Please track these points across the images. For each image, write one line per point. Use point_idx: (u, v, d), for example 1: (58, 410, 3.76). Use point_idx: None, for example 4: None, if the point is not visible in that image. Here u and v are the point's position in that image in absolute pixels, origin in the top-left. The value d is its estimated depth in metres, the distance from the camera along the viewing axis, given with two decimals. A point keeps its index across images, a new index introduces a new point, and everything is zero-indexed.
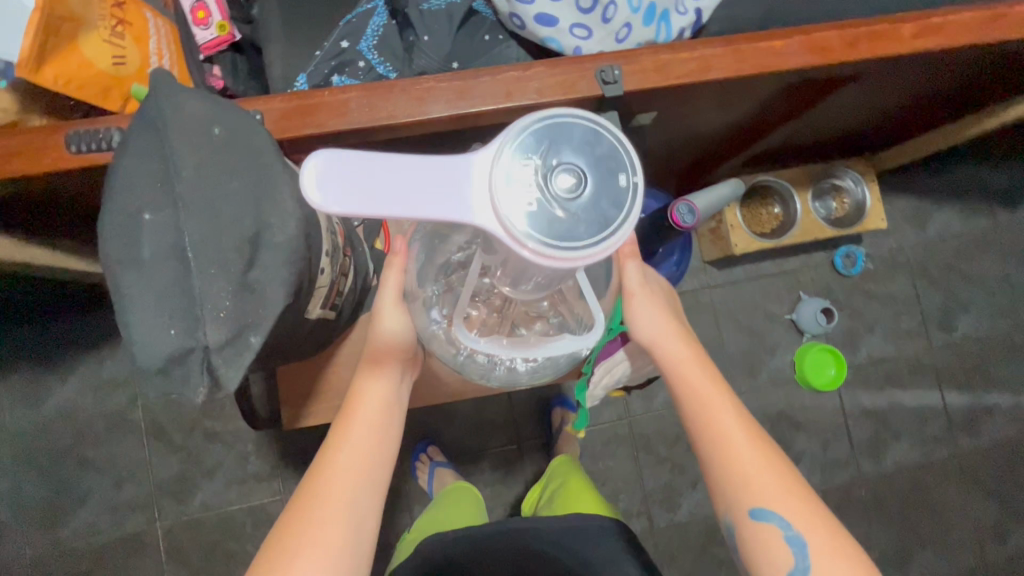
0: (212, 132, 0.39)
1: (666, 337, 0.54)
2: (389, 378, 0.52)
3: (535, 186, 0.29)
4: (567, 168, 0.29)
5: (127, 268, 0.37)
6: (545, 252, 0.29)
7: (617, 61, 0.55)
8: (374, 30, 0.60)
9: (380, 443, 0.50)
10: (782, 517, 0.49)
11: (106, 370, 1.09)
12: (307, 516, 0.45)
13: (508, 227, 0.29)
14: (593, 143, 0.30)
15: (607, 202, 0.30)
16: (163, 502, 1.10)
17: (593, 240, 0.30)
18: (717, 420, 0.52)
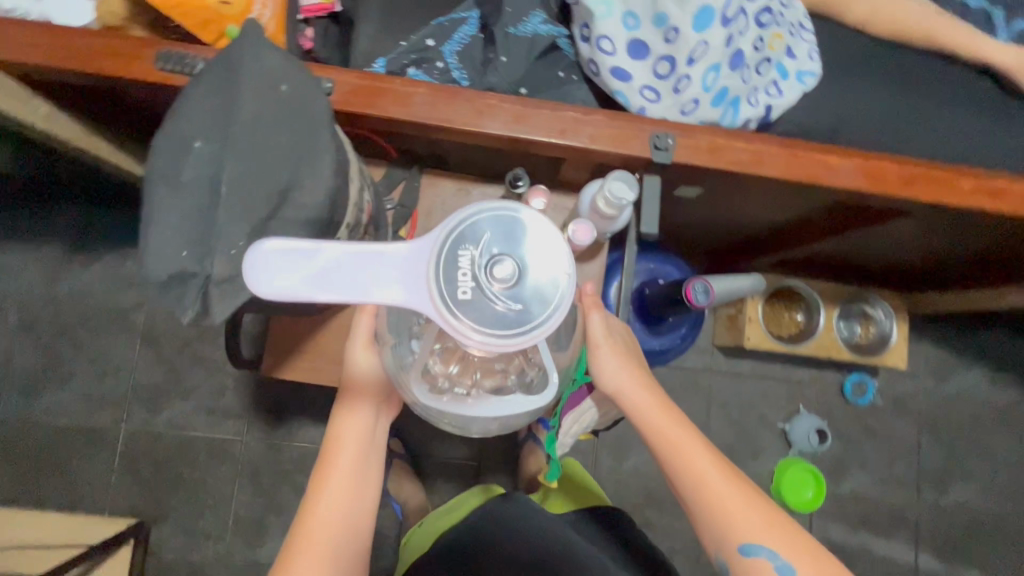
0: (279, 88, 0.42)
1: (627, 386, 0.57)
2: (366, 411, 0.57)
3: (468, 277, 0.36)
4: (498, 262, 0.36)
5: (164, 184, 0.40)
6: (487, 341, 0.36)
7: (673, 130, 0.57)
8: (461, 37, 0.63)
9: (358, 479, 0.56)
10: (769, 548, 0.49)
11: (125, 268, 1.14)
12: (296, 556, 0.52)
13: (450, 318, 0.36)
14: (521, 235, 0.37)
15: (537, 290, 0.36)
16: (133, 407, 1.13)
17: (527, 323, 0.36)
18: (693, 459, 0.52)
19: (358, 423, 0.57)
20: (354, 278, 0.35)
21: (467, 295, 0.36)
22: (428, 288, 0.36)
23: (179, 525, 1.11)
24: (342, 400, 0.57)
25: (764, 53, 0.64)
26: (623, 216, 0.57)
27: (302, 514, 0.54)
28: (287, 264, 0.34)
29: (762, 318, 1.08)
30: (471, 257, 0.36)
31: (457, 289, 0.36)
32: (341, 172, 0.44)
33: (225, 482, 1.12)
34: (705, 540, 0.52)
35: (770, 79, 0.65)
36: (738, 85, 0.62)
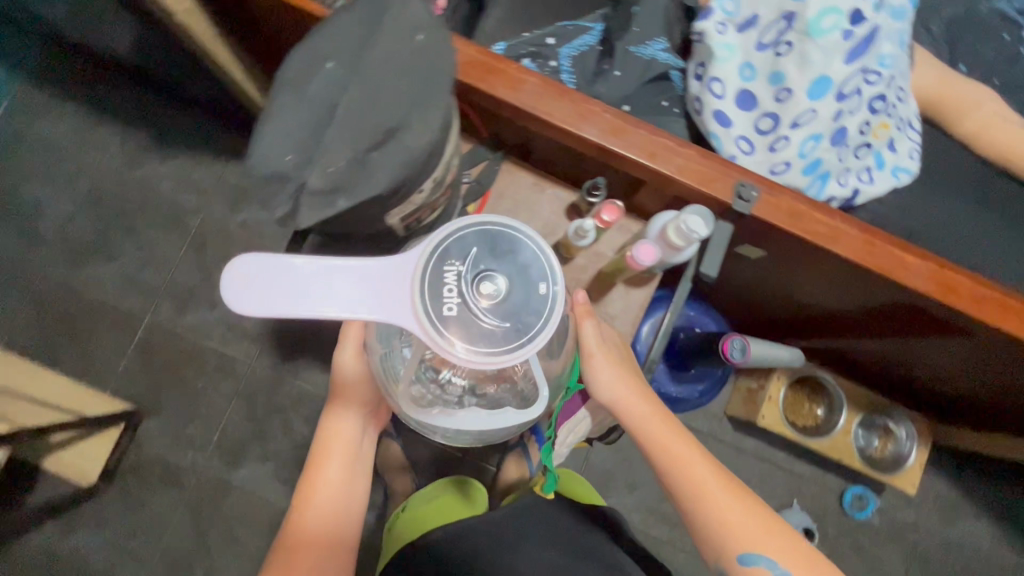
0: (415, 35, 0.44)
1: (623, 396, 0.60)
2: (354, 420, 0.68)
3: (453, 292, 0.42)
4: (483, 282, 0.42)
5: (289, 92, 0.42)
6: (476, 350, 0.41)
7: (758, 183, 0.57)
8: (581, 45, 0.65)
9: (348, 473, 0.66)
10: (763, 554, 0.53)
11: (197, 172, 1.20)
12: (295, 540, 0.61)
13: (437, 330, 0.41)
14: (505, 255, 0.43)
15: (523, 308, 0.42)
16: (163, 302, 1.17)
17: (512, 334, 0.42)
18: (692, 471, 0.58)
19: (345, 431, 0.67)
20: (342, 294, 0.40)
21: (455, 313, 0.41)
22: (416, 308, 0.41)
23: (169, 425, 1.14)
24: (330, 410, 0.67)
25: (867, 138, 0.64)
26: (689, 251, 0.57)
27: (298, 515, 0.63)
28: (279, 284, 0.40)
29: (783, 402, 1.06)
30: (458, 276, 0.42)
31: (445, 307, 0.41)
32: (446, 129, 0.46)
33: (223, 398, 1.15)
34: (703, 548, 0.57)
35: (864, 165, 0.65)
36: (832, 161, 0.63)
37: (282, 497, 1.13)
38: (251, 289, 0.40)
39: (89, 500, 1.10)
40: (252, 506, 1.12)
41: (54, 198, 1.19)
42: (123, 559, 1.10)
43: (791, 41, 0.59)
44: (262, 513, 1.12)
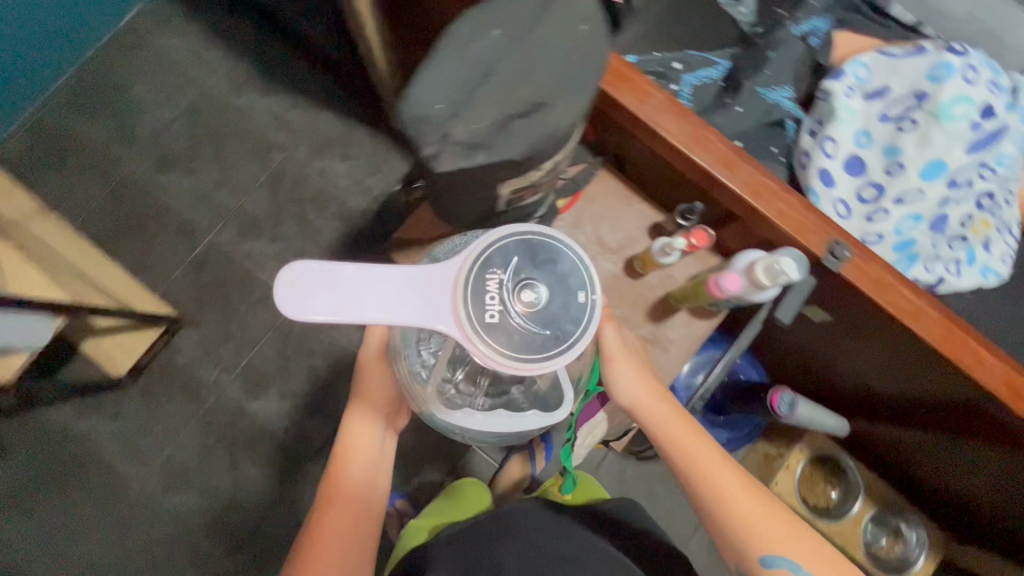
0: (580, 26, 0.46)
1: (648, 402, 0.60)
2: (377, 424, 0.65)
3: (494, 299, 0.42)
4: (523, 291, 0.43)
5: (453, 47, 0.45)
6: (512, 359, 0.42)
7: (850, 243, 0.58)
8: (704, 76, 0.68)
9: (370, 478, 0.65)
10: (786, 556, 0.55)
11: (292, 113, 1.25)
12: (319, 548, 0.59)
13: (473, 338, 0.41)
14: (545, 264, 0.43)
15: (562, 315, 0.43)
16: (228, 224, 1.22)
17: (551, 345, 0.42)
18: (713, 477, 0.58)
19: (365, 433, 0.65)
20: (383, 298, 0.42)
21: (498, 320, 0.42)
22: (459, 315, 0.42)
23: (203, 341, 1.18)
24: (352, 410, 0.65)
25: (964, 232, 0.65)
26: (768, 292, 0.57)
27: (315, 522, 0.61)
28: (324, 289, 0.42)
29: (798, 476, 1.05)
30: (500, 283, 0.42)
31: (487, 314, 0.42)
32: (582, 116, 0.48)
33: (258, 328, 1.18)
34: (723, 550, 0.58)
35: (956, 257, 0.65)
36: (924, 244, 0.65)
37: (289, 437, 1.15)
38: (303, 294, 0.42)
39: (113, 390, 1.15)
40: (259, 438, 1.15)
41: (157, 103, 1.25)
42: (129, 455, 1.13)
43: (917, 120, 0.62)
44: (267, 447, 1.15)
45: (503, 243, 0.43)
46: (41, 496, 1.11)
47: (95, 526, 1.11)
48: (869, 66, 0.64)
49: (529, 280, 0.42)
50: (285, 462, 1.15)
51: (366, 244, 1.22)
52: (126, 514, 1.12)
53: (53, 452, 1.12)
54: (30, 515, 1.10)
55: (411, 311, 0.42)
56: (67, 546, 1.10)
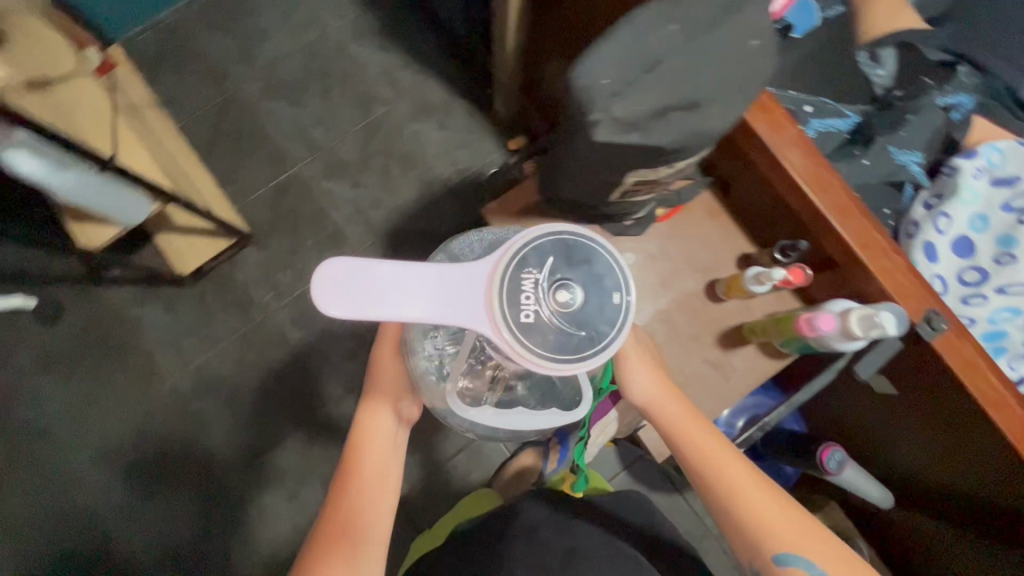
0: (751, 39, 0.48)
1: (660, 401, 0.60)
2: (391, 415, 0.61)
3: (527, 298, 0.41)
4: (558, 291, 0.42)
5: (629, 29, 0.46)
6: (546, 361, 0.41)
7: (943, 311, 0.58)
8: (831, 125, 0.69)
9: (385, 474, 0.60)
10: (801, 553, 0.55)
11: (402, 72, 1.30)
12: (330, 548, 0.56)
13: (505, 341, 0.41)
14: (581, 263, 0.42)
15: (598, 317, 0.42)
16: (316, 160, 1.26)
17: (586, 347, 0.41)
18: (726, 477, 0.57)
19: (380, 429, 0.61)
20: (414, 294, 0.41)
21: (532, 320, 0.41)
22: (491, 313, 0.41)
23: (264, 262, 1.22)
24: (366, 404, 0.61)
25: None
26: (857, 342, 0.57)
27: (323, 529, 0.57)
28: (353, 288, 0.41)
29: None
30: (535, 282, 0.42)
31: (521, 313, 0.41)
32: (729, 125, 0.49)
33: (319, 264, 1.22)
34: (735, 548, 0.58)
35: None
36: (1016, 341, 0.63)
37: (320, 373, 1.18)
38: (337, 290, 0.41)
39: (171, 285, 1.19)
40: (293, 366, 1.18)
41: (281, 31, 1.31)
42: (170, 349, 1.18)
43: None
44: (297, 377, 1.18)
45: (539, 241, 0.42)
46: (82, 365, 1.16)
47: (123, 408, 1.15)
48: (1004, 153, 0.65)
49: (565, 279, 0.41)
50: (310, 395, 1.18)
51: (439, 212, 1.25)
52: (153, 403, 1.16)
53: (103, 328, 1.17)
54: (66, 379, 1.15)
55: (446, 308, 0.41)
56: (92, 417, 1.15)
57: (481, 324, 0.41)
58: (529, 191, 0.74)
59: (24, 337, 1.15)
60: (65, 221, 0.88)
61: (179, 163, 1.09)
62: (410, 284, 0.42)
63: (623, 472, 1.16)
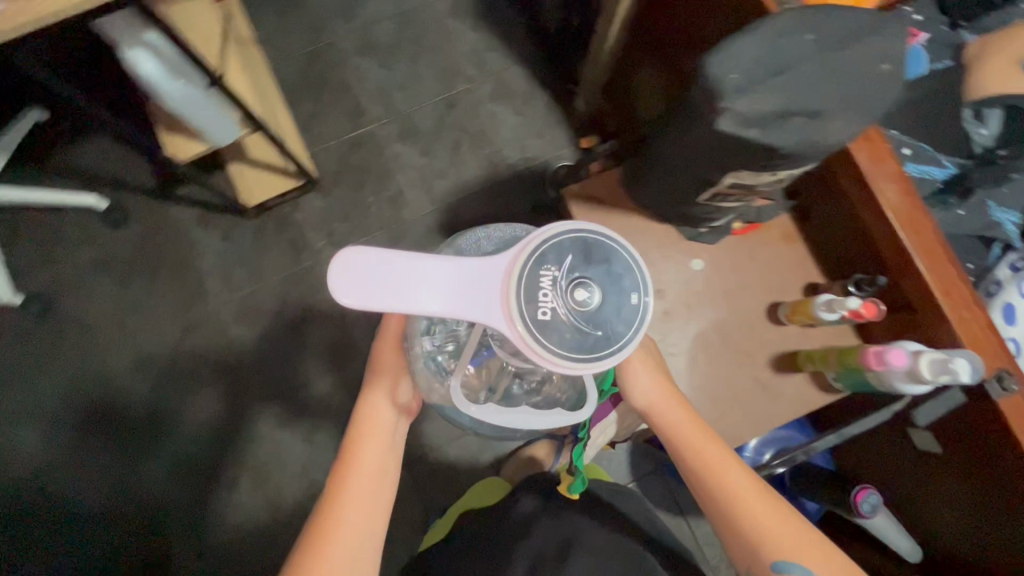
0: (886, 63, 0.48)
1: (659, 404, 0.61)
2: (391, 406, 0.62)
3: (546, 295, 0.42)
4: (576, 290, 0.43)
5: (767, 32, 0.47)
6: (562, 359, 0.42)
7: (1012, 371, 0.57)
8: (927, 171, 0.71)
9: (384, 468, 0.61)
10: (802, 562, 0.54)
11: (491, 54, 1.32)
12: (328, 541, 0.56)
13: (521, 337, 0.42)
14: (600, 263, 0.44)
15: (614, 317, 0.43)
16: (392, 122, 1.29)
17: (601, 347, 0.42)
18: (725, 480, 0.57)
19: (381, 420, 0.61)
20: (429, 287, 0.42)
21: (548, 318, 0.42)
22: (507, 309, 0.42)
23: (324, 210, 1.25)
24: (368, 396, 0.62)
25: None
26: (920, 387, 0.57)
27: (320, 517, 0.57)
28: (367, 278, 0.42)
29: None
30: (552, 280, 0.43)
31: (538, 311, 0.42)
32: (845, 143, 0.49)
33: (375, 223, 1.25)
34: (734, 553, 0.57)
35: None
36: None
37: (356, 327, 1.21)
38: (348, 281, 0.42)
39: (233, 215, 1.23)
40: (331, 315, 1.21)
41: None
42: (219, 275, 1.21)
43: None
44: (334, 326, 1.20)
45: (558, 239, 0.43)
46: (136, 274, 1.20)
47: (167, 322, 1.19)
48: None
49: (584, 278, 0.42)
50: (341, 346, 1.20)
51: (499, 195, 1.27)
52: (194, 324, 1.20)
53: (162, 243, 1.21)
54: (119, 284, 1.20)
55: (463, 303, 0.43)
56: (135, 325, 1.19)
57: (496, 320, 0.43)
58: (613, 178, 0.75)
59: (88, 236, 1.20)
60: (158, 129, 0.91)
61: (268, 98, 1.12)
62: (427, 276, 0.43)
63: (632, 484, 1.16)
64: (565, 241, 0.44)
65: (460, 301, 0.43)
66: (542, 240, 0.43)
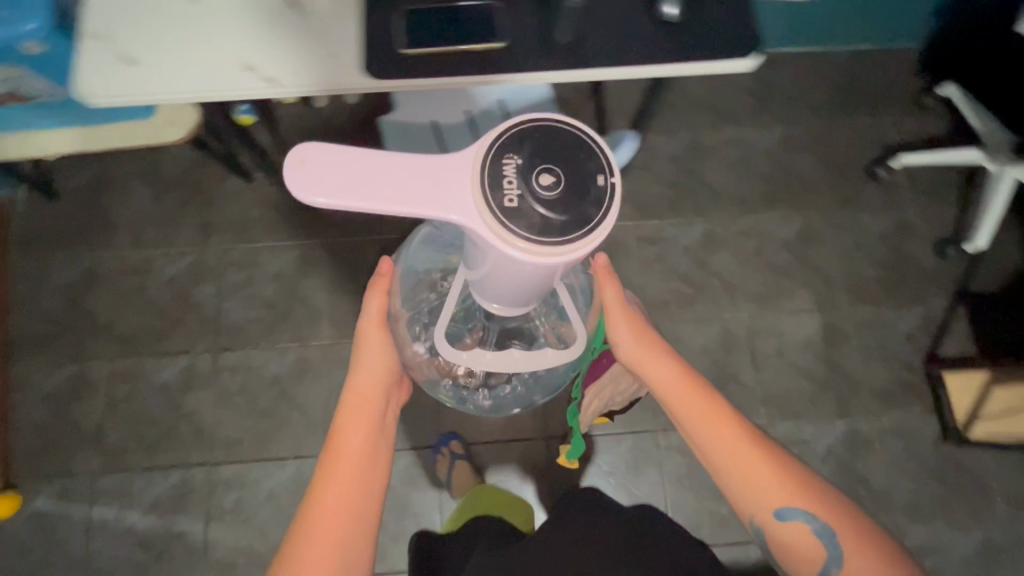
0: None
1: (642, 360, 0.65)
2: (384, 384, 0.64)
3: (508, 182, 0.37)
4: (541, 176, 0.37)
5: None
6: (534, 250, 0.37)
7: None
8: None
9: (372, 449, 0.61)
10: (799, 505, 0.58)
11: None
12: (307, 548, 0.56)
13: (491, 228, 0.37)
14: (559, 149, 0.38)
15: (577, 200, 0.37)
16: (1009, 533, 1.18)
17: (565, 237, 0.37)
18: (719, 438, 0.60)
19: (367, 401, 0.62)
20: (385, 173, 0.37)
21: (516, 208, 0.37)
22: (478, 201, 0.37)
23: (917, 435, 1.23)
24: (355, 377, 0.63)
25: None
26: None
27: (302, 514, 0.58)
28: (332, 182, 0.37)
29: None
30: (515, 168, 0.37)
31: (503, 200, 0.37)
32: None
33: (899, 478, 1.21)
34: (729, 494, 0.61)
35: None
36: None
37: (793, 428, 1.23)
38: (315, 179, 0.37)
39: (926, 346, 1.28)
40: (810, 409, 1.24)
41: None
42: (874, 317, 1.30)
43: None
44: (802, 405, 1.24)
45: (516, 130, 0.38)
46: (888, 251, 1.34)
47: (841, 265, 1.33)
48: None
49: (550, 165, 0.37)
50: (780, 402, 1.25)
51: None
52: (830, 285, 1.32)
53: (908, 280, 1.32)
54: (878, 236, 1.35)
55: (439, 181, 0.38)
56: (843, 239, 1.34)
57: (474, 220, 0.37)
58: None
59: (923, 224, 1.35)
60: None
61: None
62: (380, 168, 0.38)
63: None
64: (525, 131, 0.38)
65: (436, 186, 0.38)
66: (496, 135, 0.38)
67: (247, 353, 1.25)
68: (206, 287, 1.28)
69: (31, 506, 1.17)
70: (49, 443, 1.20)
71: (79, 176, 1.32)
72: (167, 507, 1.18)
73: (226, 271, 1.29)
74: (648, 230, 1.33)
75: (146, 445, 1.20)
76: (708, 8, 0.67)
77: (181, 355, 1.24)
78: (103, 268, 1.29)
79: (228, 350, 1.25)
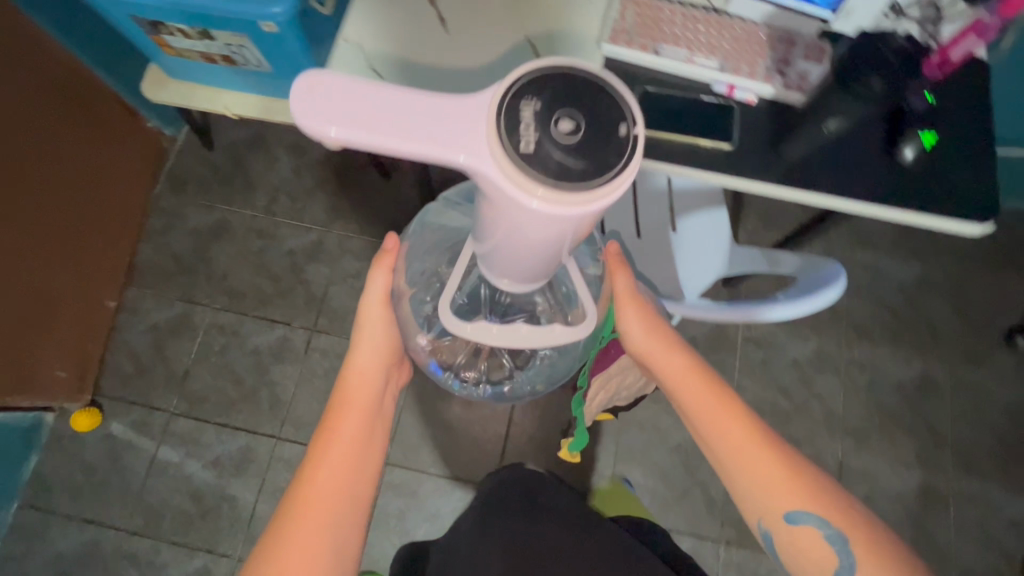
0: None
1: (652, 350, 0.58)
2: (383, 367, 0.59)
3: (526, 127, 0.29)
4: (560, 122, 0.29)
5: None
6: (552, 202, 0.29)
7: None
8: None
9: (369, 433, 0.56)
10: (810, 508, 0.51)
11: None
12: (292, 538, 0.51)
13: (505, 173, 0.30)
14: (581, 95, 0.30)
15: (596, 147, 0.29)
16: None
17: (585, 185, 0.29)
18: (727, 433, 0.54)
19: (365, 382, 0.57)
20: (397, 107, 0.30)
21: (533, 152, 0.29)
22: (496, 145, 0.30)
23: None
24: (355, 360, 0.57)
25: None
26: None
27: (288, 502, 0.52)
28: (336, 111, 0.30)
29: None
30: (535, 111, 0.30)
31: (519, 144, 0.29)
32: None
33: None
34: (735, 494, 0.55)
35: None
36: None
37: None
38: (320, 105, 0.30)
39: None
40: None
41: None
42: (978, 493, 1.21)
43: None
44: None
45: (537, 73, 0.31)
46: (1009, 427, 1.25)
47: (954, 427, 1.25)
48: None
49: (573, 112, 0.29)
50: None
51: None
52: (938, 444, 1.23)
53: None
54: (1000, 408, 1.26)
55: (458, 122, 0.30)
56: (962, 400, 1.26)
57: (489, 165, 0.30)
58: None
59: None
60: None
61: None
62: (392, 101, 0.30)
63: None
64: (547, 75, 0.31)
65: (454, 128, 0.31)
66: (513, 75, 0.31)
67: (340, 342, 1.27)
68: (320, 267, 1.32)
69: (108, 428, 1.22)
70: (140, 372, 1.25)
71: (236, 132, 1.40)
72: (229, 466, 1.20)
73: (341, 257, 1.33)
74: (759, 333, 1.29)
75: (226, 400, 1.23)
76: (948, 161, 0.65)
77: (280, 325, 1.28)
78: (232, 222, 1.35)
79: (324, 333, 1.27)
